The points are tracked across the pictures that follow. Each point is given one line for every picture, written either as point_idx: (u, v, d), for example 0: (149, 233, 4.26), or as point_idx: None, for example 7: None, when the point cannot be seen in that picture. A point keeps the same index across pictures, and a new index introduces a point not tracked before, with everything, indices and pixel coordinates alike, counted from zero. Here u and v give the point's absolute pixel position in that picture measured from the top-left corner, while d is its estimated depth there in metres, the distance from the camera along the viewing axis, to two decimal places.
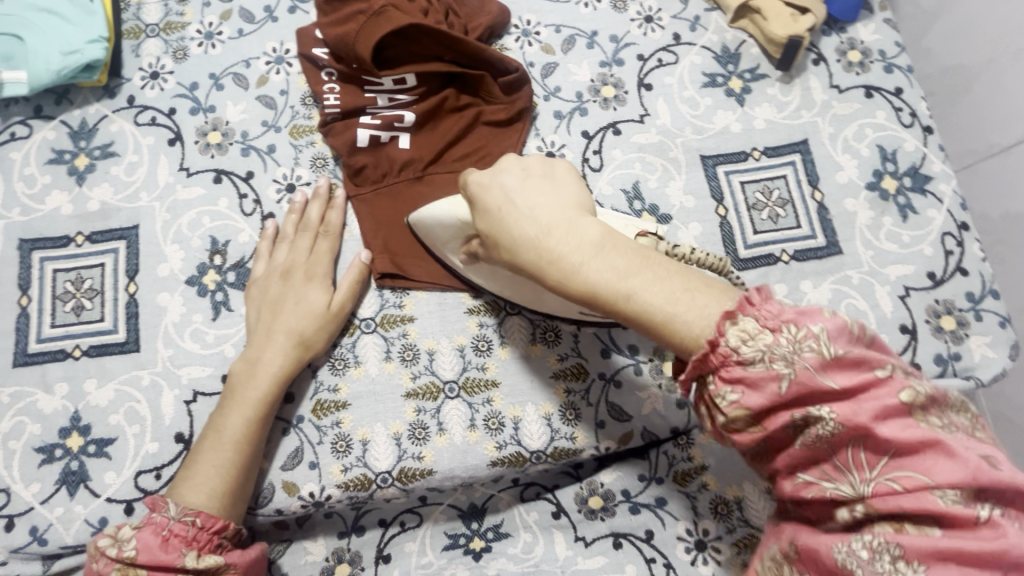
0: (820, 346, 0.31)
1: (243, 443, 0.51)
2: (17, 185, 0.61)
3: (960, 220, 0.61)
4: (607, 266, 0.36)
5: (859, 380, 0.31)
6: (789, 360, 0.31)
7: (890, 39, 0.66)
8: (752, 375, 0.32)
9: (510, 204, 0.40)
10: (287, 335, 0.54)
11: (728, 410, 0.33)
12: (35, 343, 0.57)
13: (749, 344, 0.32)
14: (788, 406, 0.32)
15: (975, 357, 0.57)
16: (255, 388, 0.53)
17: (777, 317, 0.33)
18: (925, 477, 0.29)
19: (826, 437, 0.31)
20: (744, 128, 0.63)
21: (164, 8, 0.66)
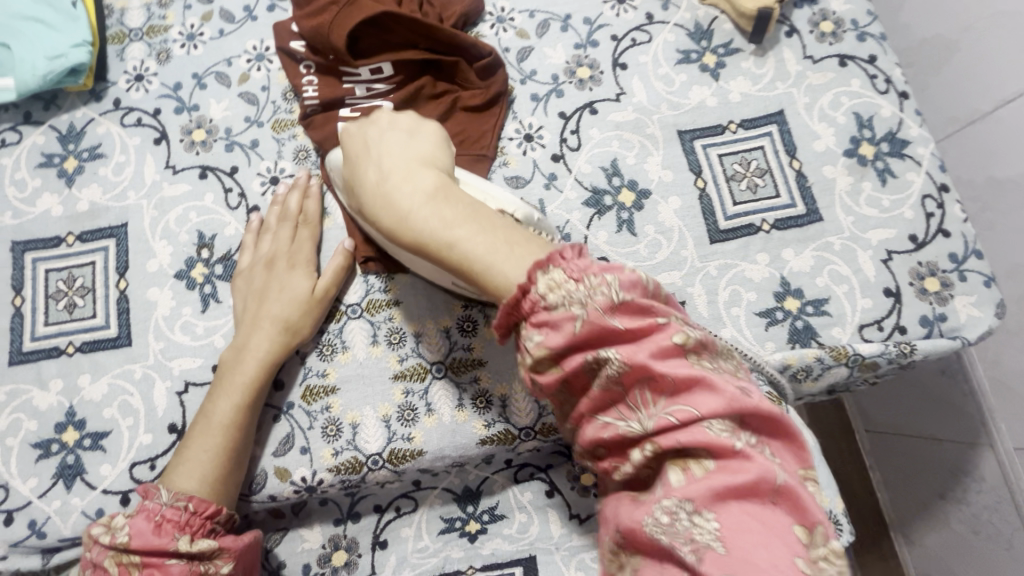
0: (611, 292, 0.34)
1: (234, 428, 0.52)
2: (9, 189, 0.62)
3: (940, 182, 0.61)
4: (433, 211, 0.38)
5: (642, 325, 0.34)
6: (584, 304, 0.34)
7: (862, 9, 0.67)
8: (552, 317, 0.34)
9: (371, 149, 0.44)
10: (273, 321, 0.55)
11: (533, 352, 0.35)
12: (29, 341, 0.58)
13: (554, 291, 0.34)
14: (581, 349, 0.34)
15: (960, 317, 0.57)
16: (243, 374, 0.54)
17: (582, 270, 0.35)
18: (693, 408, 0.32)
19: (615, 377, 0.34)
20: (720, 102, 0.64)
21: (147, 13, 0.68)
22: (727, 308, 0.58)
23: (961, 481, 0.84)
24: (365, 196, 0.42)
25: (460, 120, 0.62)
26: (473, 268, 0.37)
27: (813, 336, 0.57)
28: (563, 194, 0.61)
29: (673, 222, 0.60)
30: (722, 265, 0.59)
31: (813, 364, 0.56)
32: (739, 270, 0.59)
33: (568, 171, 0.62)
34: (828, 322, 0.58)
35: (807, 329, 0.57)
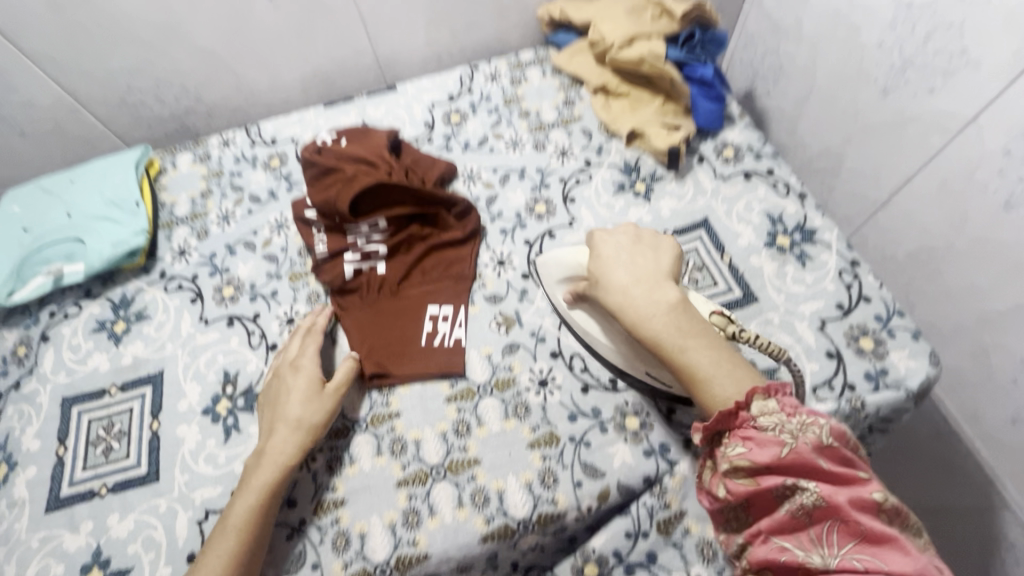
0: (821, 434, 0.48)
1: (244, 529, 0.56)
2: (66, 353, 0.73)
3: (850, 258, 0.72)
4: (669, 325, 0.55)
5: (844, 472, 0.47)
6: (794, 436, 0.48)
7: (753, 137, 0.85)
8: (761, 438, 0.49)
9: (613, 260, 0.61)
10: (289, 420, 0.62)
11: (734, 459, 0.50)
12: (67, 487, 0.64)
13: (766, 416, 0.49)
14: (779, 471, 0.48)
15: (900, 369, 0.64)
16: (267, 469, 0.59)
17: (795, 408, 0.49)
18: (881, 561, 0.43)
19: (807, 507, 0.47)
20: (655, 217, 0.78)
21: (191, 203, 0.85)
22: None
23: (997, 553, 0.89)
24: (609, 285, 0.59)
25: (444, 253, 0.76)
26: (694, 374, 0.53)
27: None
28: (534, 304, 0.72)
29: None
30: None
31: None
32: None
33: (536, 285, 0.74)
34: None
35: None
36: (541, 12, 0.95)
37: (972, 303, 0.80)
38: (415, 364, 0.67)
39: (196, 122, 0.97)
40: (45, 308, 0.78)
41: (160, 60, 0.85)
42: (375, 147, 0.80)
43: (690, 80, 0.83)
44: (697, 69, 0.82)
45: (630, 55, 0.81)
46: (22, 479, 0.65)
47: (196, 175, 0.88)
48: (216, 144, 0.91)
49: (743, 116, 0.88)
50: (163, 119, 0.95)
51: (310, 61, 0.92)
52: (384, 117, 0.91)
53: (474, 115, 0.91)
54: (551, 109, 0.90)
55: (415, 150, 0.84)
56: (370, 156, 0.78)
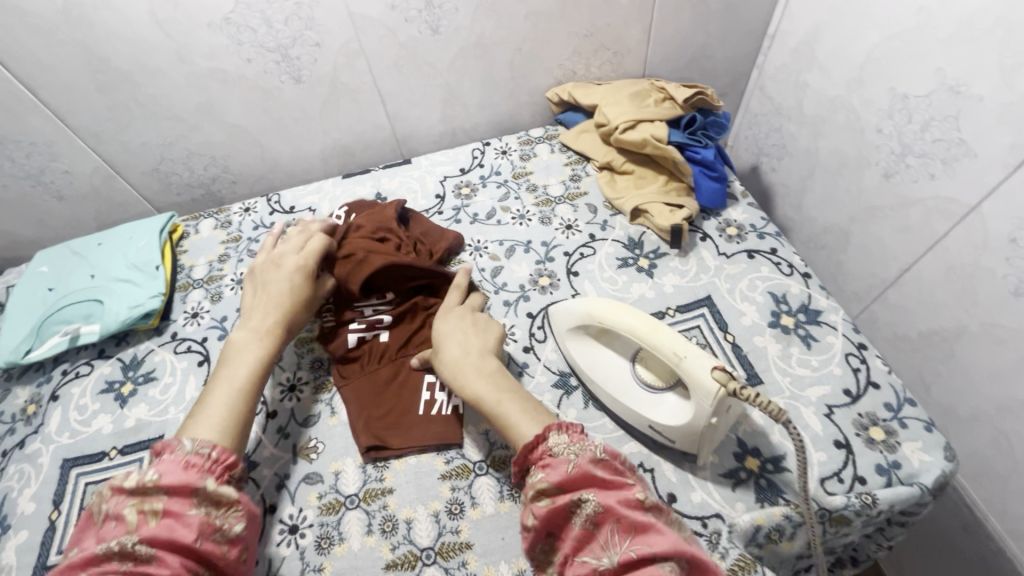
0: (594, 450, 0.49)
1: (247, 387, 0.61)
2: (72, 413, 0.75)
3: (857, 341, 0.71)
4: (488, 384, 0.59)
5: (617, 479, 0.47)
6: (578, 454, 0.48)
7: (756, 216, 0.86)
8: (556, 461, 0.49)
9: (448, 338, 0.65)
10: (276, 289, 0.70)
11: (537, 485, 0.48)
12: (54, 555, 0.63)
13: (561, 447, 0.49)
14: (570, 488, 0.47)
15: (914, 463, 0.61)
16: (249, 352, 0.64)
17: (579, 437, 0.50)
18: (648, 546, 0.42)
19: (592, 515, 0.46)
20: (657, 293, 0.79)
21: (209, 267, 0.89)
22: (694, 471, 0.63)
23: None
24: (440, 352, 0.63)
25: None
26: (503, 425, 0.56)
27: (779, 492, 0.61)
28: (535, 378, 0.72)
29: None
30: None
31: (783, 521, 0.58)
32: None
33: (538, 358, 0.74)
34: (790, 477, 0.62)
35: (773, 486, 0.61)
36: (550, 94, 1.00)
37: (989, 389, 0.77)
38: (414, 436, 0.67)
39: (222, 189, 1.03)
40: (58, 367, 0.80)
41: (192, 134, 0.91)
42: (384, 219, 0.83)
43: (692, 161, 0.86)
44: (698, 151, 0.85)
45: (633, 137, 0.84)
46: (13, 543, 0.65)
47: (216, 240, 0.92)
48: (238, 212, 0.96)
49: (746, 194, 0.89)
50: (191, 186, 1.00)
51: (331, 135, 0.98)
52: (397, 188, 0.96)
53: (484, 188, 0.94)
54: (558, 184, 0.93)
55: (424, 221, 0.87)
56: (379, 229, 0.80)
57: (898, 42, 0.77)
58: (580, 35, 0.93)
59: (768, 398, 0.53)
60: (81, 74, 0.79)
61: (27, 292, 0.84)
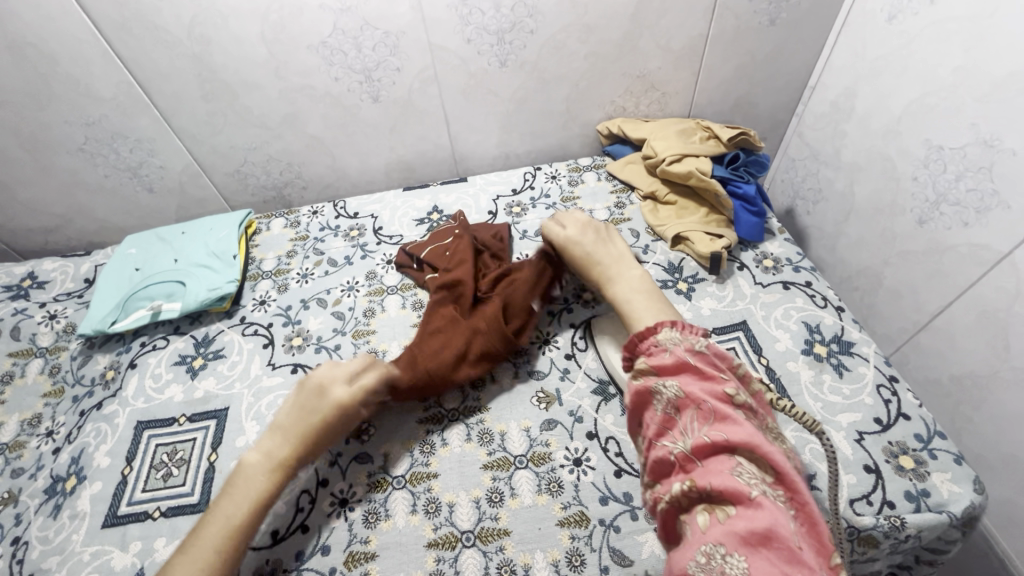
0: (693, 347, 0.56)
1: (235, 531, 0.59)
2: (148, 380, 0.82)
3: (889, 374, 0.74)
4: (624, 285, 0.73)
5: (707, 374, 0.54)
6: (676, 348, 0.57)
7: (792, 251, 0.90)
8: (658, 356, 0.58)
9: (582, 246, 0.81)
10: (304, 423, 0.66)
11: (640, 369, 0.58)
12: (124, 506, 0.69)
13: (667, 343, 0.59)
14: (664, 376, 0.56)
15: (943, 493, 0.63)
16: (256, 487, 0.62)
17: (686, 335, 0.58)
18: (724, 434, 0.49)
19: (676, 402, 0.54)
20: (695, 314, 0.83)
21: (277, 261, 0.97)
22: None
23: None
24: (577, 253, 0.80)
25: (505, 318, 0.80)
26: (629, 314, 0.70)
27: None
28: (575, 383, 0.76)
29: None
30: None
31: None
32: None
33: (578, 366, 0.78)
34: (819, 496, 0.64)
35: None
36: (601, 127, 1.08)
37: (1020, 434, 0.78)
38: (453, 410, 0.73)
39: (292, 193, 1.12)
40: (137, 339, 0.87)
41: (274, 142, 1.01)
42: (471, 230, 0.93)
43: (734, 195, 0.91)
44: (740, 186, 0.91)
45: (679, 169, 0.90)
46: (87, 493, 0.71)
47: (285, 238, 1.01)
48: (306, 214, 1.05)
49: (783, 230, 0.94)
50: (265, 188, 1.10)
51: (397, 151, 1.07)
52: (453, 203, 1.03)
53: (533, 208, 1.01)
54: (603, 209, 0.99)
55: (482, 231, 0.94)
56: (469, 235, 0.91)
57: (935, 98, 0.82)
58: (633, 76, 1.01)
59: (804, 410, 0.56)
60: (191, 82, 0.89)
61: (116, 270, 0.93)
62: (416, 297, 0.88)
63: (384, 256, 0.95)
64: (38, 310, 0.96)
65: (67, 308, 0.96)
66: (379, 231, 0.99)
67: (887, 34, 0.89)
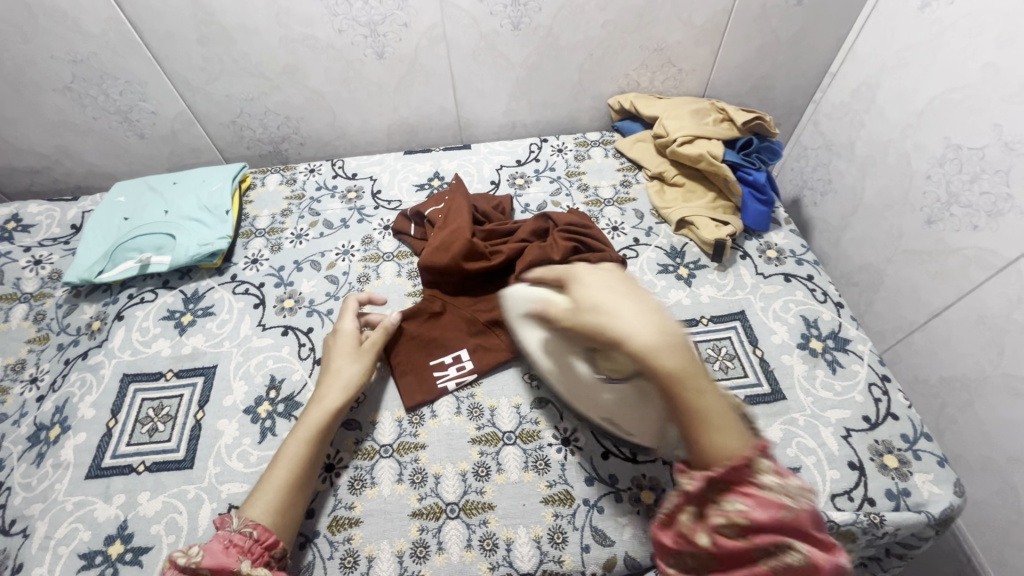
0: (807, 498, 0.47)
1: (299, 460, 0.62)
2: (134, 334, 0.80)
3: (881, 373, 0.74)
4: (685, 359, 0.49)
5: (817, 535, 0.46)
6: (800, 501, 0.46)
7: (796, 242, 0.89)
8: (767, 498, 0.46)
9: (609, 299, 0.52)
10: (346, 353, 0.71)
11: (733, 515, 0.46)
12: (108, 458, 0.68)
13: (771, 479, 0.47)
14: (774, 531, 0.45)
15: (923, 493, 0.64)
16: (307, 421, 0.65)
17: (788, 472, 0.48)
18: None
19: (789, 564, 0.44)
20: (693, 301, 0.82)
21: (272, 219, 0.94)
22: None
23: None
24: (609, 322, 0.50)
25: None
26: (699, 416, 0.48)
27: None
28: None
29: None
30: None
31: None
32: None
33: None
34: None
35: None
36: (613, 101, 1.04)
37: (1001, 439, 0.80)
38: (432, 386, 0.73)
39: (289, 149, 1.08)
40: (125, 290, 0.85)
41: (272, 94, 0.96)
42: (487, 201, 0.91)
43: (743, 181, 0.89)
44: (751, 173, 0.88)
45: (689, 150, 0.88)
46: (71, 443, 0.70)
47: (281, 195, 0.98)
48: (303, 171, 1.01)
49: (789, 221, 0.92)
50: (262, 142, 1.06)
51: (399, 113, 1.03)
52: (455, 170, 1.00)
53: (537, 181, 0.98)
54: (608, 187, 0.97)
55: (490, 199, 0.92)
56: (482, 208, 0.88)
57: (959, 94, 0.80)
58: (650, 50, 0.97)
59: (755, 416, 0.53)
60: (185, 24, 0.84)
61: (104, 219, 0.90)
62: (411, 266, 0.86)
63: (382, 220, 0.93)
64: (22, 254, 0.93)
65: (53, 255, 0.93)
66: (378, 195, 0.97)
67: (917, 22, 0.86)
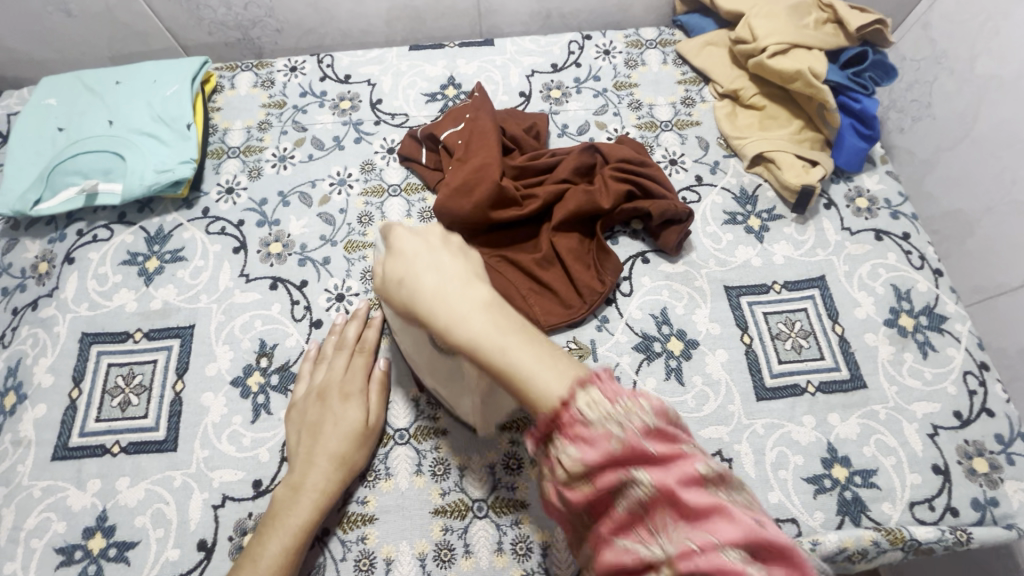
0: (645, 415, 0.34)
1: (278, 568, 0.49)
2: (91, 282, 0.66)
3: (980, 360, 0.63)
4: (491, 323, 0.37)
5: (672, 450, 0.33)
6: (621, 423, 0.33)
7: (893, 189, 0.73)
8: (589, 433, 0.34)
9: (418, 260, 0.41)
10: (343, 422, 0.55)
11: (566, 464, 0.34)
12: (76, 437, 0.58)
13: (592, 408, 0.34)
14: (613, 468, 0.33)
15: (1012, 504, 0.57)
16: (291, 515, 0.51)
17: (616, 392, 0.35)
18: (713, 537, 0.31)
19: (643, 499, 0.33)
20: (764, 262, 0.68)
21: (246, 134, 0.75)
22: (774, 470, 0.58)
23: None
24: (417, 295, 0.39)
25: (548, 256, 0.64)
26: (513, 375, 0.36)
27: (862, 510, 0.56)
28: (614, 336, 0.63)
29: (720, 374, 0.62)
30: (769, 424, 0.60)
31: (869, 547, 0.54)
32: (786, 431, 0.59)
33: (619, 314, 0.65)
34: (877, 495, 0.57)
35: (857, 501, 0.56)
36: None
37: None
38: None
39: (262, 36, 0.85)
40: (72, 225, 0.70)
41: None
42: (515, 122, 0.72)
43: (845, 109, 0.71)
44: (858, 99, 0.70)
45: (784, 65, 0.68)
46: (30, 416, 0.60)
47: (255, 102, 0.78)
48: (282, 70, 0.80)
49: (886, 159, 0.75)
50: (226, 26, 0.83)
51: None
52: (475, 76, 0.79)
53: (578, 94, 0.79)
54: (666, 106, 0.78)
55: (520, 117, 0.73)
56: (510, 133, 0.70)
57: None
58: None
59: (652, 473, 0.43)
60: None
61: (32, 129, 0.71)
62: (424, 204, 0.70)
63: (384, 141, 0.75)
64: None
65: None
66: (378, 106, 0.77)
67: None
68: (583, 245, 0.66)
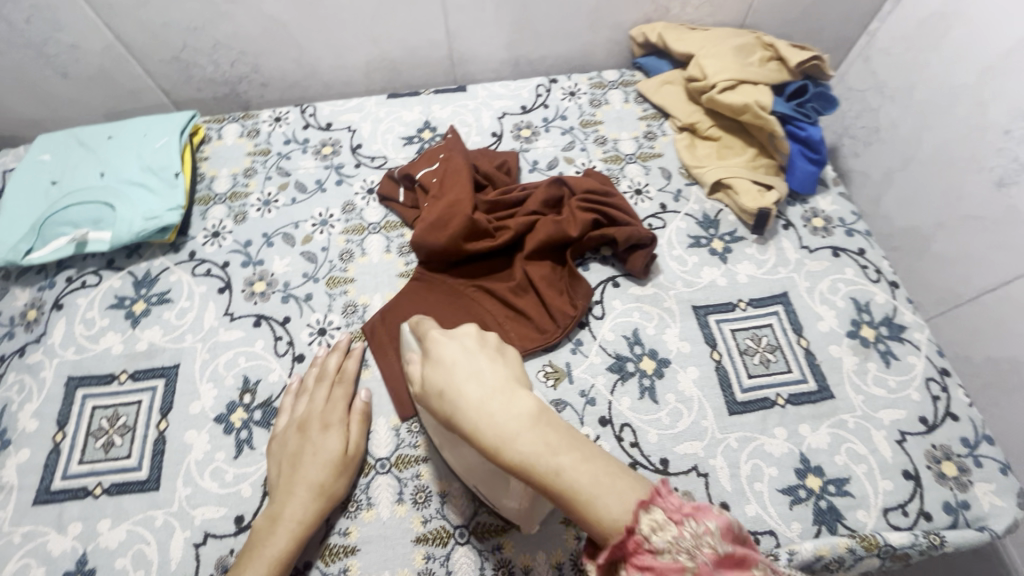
0: (713, 541, 0.36)
1: None
2: (78, 327, 0.68)
3: (940, 366, 0.66)
4: (540, 441, 0.38)
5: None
6: (690, 553, 0.35)
7: (847, 209, 0.77)
8: (659, 564, 0.35)
9: (459, 367, 0.42)
10: (321, 453, 0.56)
11: None
12: (59, 480, 0.59)
13: (658, 533, 0.36)
14: None
15: (983, 506, 0.58)
16: (268, 546, 0.52)
17: (681, 512, 0.37)
18: None
19: (676, 540, 0.35)
20: (729, 282, 0.71)
21: (232, 181, 0.79)
22: (750, 483, 0.59)
23: None
24: (458, 411, 0.40)
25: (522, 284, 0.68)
26: (578, 496, 0.37)
27: (838, 519, 0.57)
28: (589, 358, 0.65)
29: (693, 391, 0.64)
30: (742, 437, 0.61)
31: (845, 553, 0.55)
32: (759, 443, 0.61)
33: (593, 337, 0.67)
34: (852, 503, 0.58)
35: (832, 510, 0.57)
36: (635, 32, 0.87)
37: None
38: None
39: (249, 90, 0.90)
40: (62, 272, 0.72)
41: (220, 22, 0.78)
42: (487, 160, 0.77)
43: (793, 137, 0.76)
44: (804, 127, 0.74)
45: (733, 99, 0.73)
46: (14, 461, 0.60)
47: (241, 150, 0.82)
48: (267, 120, 0.85)
49: (838, 182, 0.80)
50: (214, 83, 0.88)
51: (380, 46, 0.85)
52: (450, 120, 0.85)
53: (546, 132, 0.84)
54: (629, 140, 0.83)
55: (491, 155, 0.77)
56: (482, 169, 0.74)
57: None
58: None
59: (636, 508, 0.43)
60: None
61: (26, 183, 0.74)
62: (402, 239, 0.74)
63: (364, 183, 0.79)
64: None
65: None
66: (358, 150, 0.81)
67: None
68: (555, 272, 0.69)
